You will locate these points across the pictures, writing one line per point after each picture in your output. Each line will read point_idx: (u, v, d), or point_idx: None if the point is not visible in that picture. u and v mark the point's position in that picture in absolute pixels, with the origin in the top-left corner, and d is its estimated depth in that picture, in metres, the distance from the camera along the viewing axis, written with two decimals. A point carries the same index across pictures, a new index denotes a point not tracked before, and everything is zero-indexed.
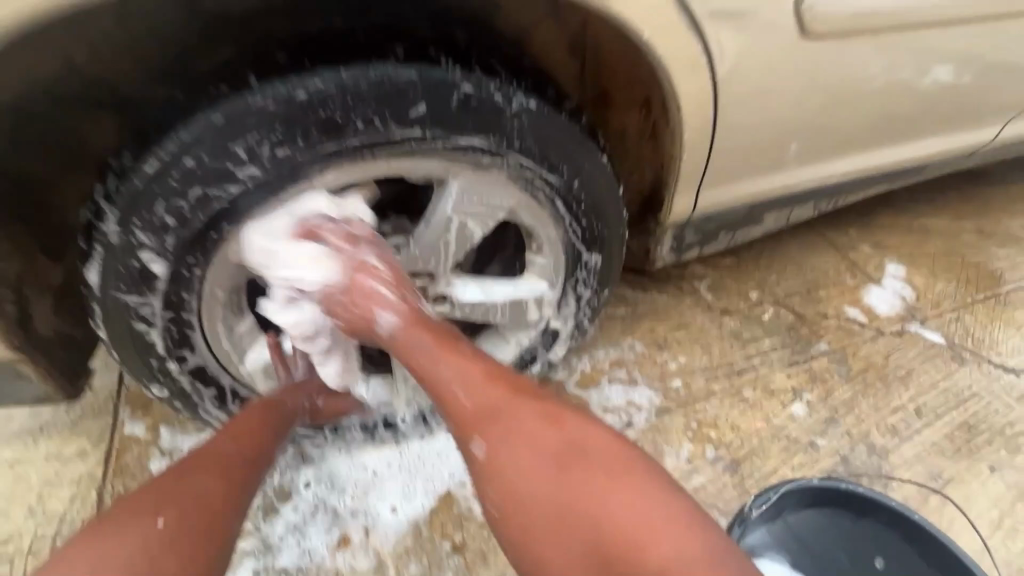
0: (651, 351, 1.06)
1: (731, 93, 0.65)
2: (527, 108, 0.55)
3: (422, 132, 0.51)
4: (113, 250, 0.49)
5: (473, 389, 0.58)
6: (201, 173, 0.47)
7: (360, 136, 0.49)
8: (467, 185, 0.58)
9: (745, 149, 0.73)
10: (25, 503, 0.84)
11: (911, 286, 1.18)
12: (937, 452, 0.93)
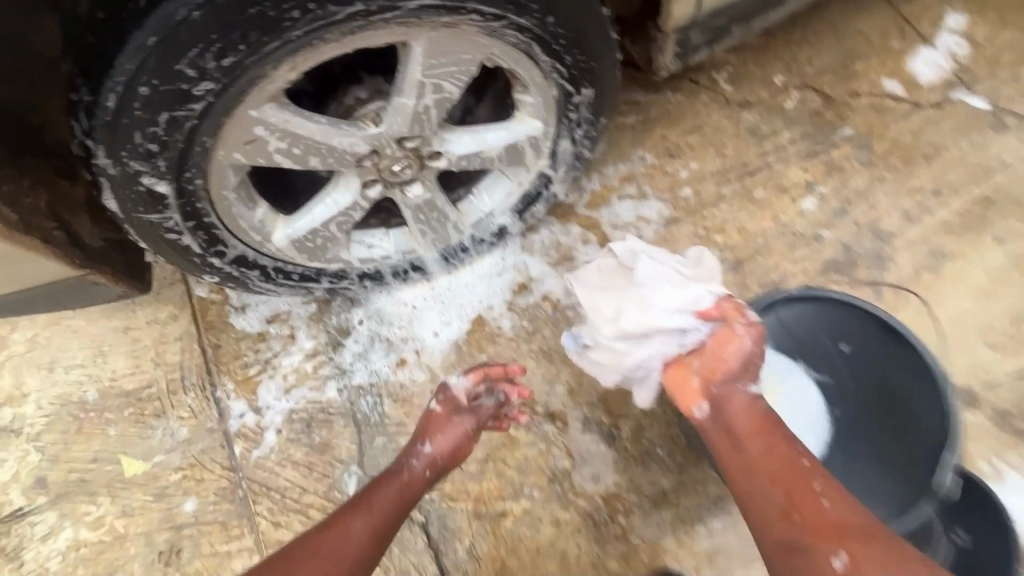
0: (662, 161, 1.04)
1: None
2: None
3: (365, 5, 0.46)
4: (119, 183, 0.52)
5: (768, 447, 0.68)
6: (160, 100, 0.46)
7: (301, 26, 0.45)
8: (432, 45, 0.54)
9: None
10: (149, 358, 1.05)
11: (969, 40, 1.06)
12: (945, 230, 0.95)
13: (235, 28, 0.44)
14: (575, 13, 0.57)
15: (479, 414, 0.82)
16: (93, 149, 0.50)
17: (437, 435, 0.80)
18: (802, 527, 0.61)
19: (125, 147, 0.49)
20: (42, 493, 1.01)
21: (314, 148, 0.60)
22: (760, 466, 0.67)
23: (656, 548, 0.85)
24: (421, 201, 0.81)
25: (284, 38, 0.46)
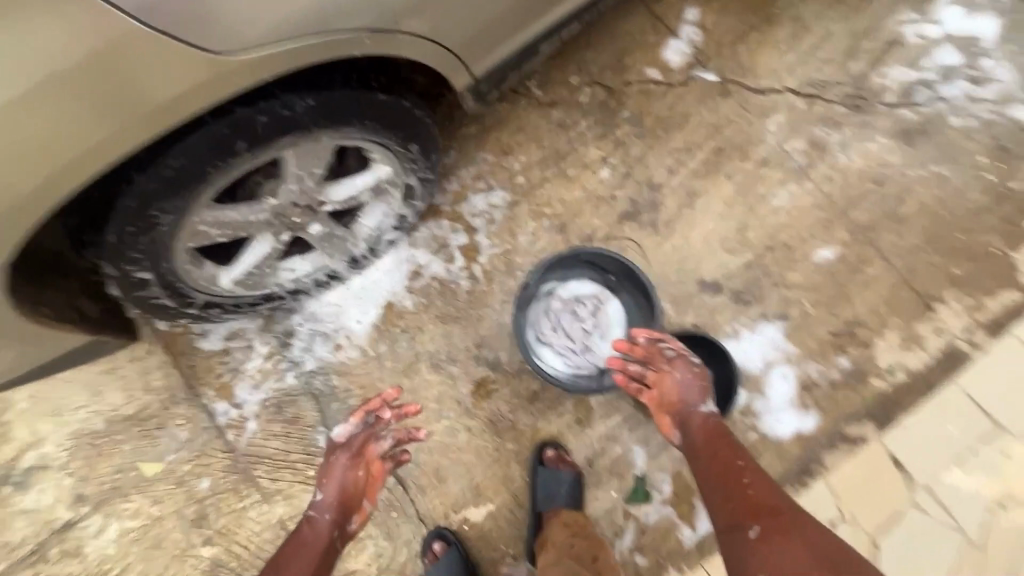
0: (499, 158, 1.39)
1: (454, 34, 0.86)
2: (308, 106, 0.78)
3: (251, 153, 0.77)
4: (121, 279, 0.84)
5: (715, 455, 0.95)
6: (141, 231, 0.77)
7: (216, 173, 0.77)
8: (298, 153, 0.86)
9: (486, 35, 0.94)
10: (139, 386, 1.34)
11: (701, 28, 1.44)
12: (694, 175, 1.37)
13: (179, 185, 0.75)
14: (385, 111, 0.89)
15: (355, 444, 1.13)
16: (101, 264, 0.81)
17: (326, 484, 1.09)
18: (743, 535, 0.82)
19: (123, 259, 0.80)
20: (86, 503, 1.32)
21: (236, 225, 0.91)
22: (709, 475, 0.94)
23: (536, 429, 1.27)
24: (323, 233, 1.13)
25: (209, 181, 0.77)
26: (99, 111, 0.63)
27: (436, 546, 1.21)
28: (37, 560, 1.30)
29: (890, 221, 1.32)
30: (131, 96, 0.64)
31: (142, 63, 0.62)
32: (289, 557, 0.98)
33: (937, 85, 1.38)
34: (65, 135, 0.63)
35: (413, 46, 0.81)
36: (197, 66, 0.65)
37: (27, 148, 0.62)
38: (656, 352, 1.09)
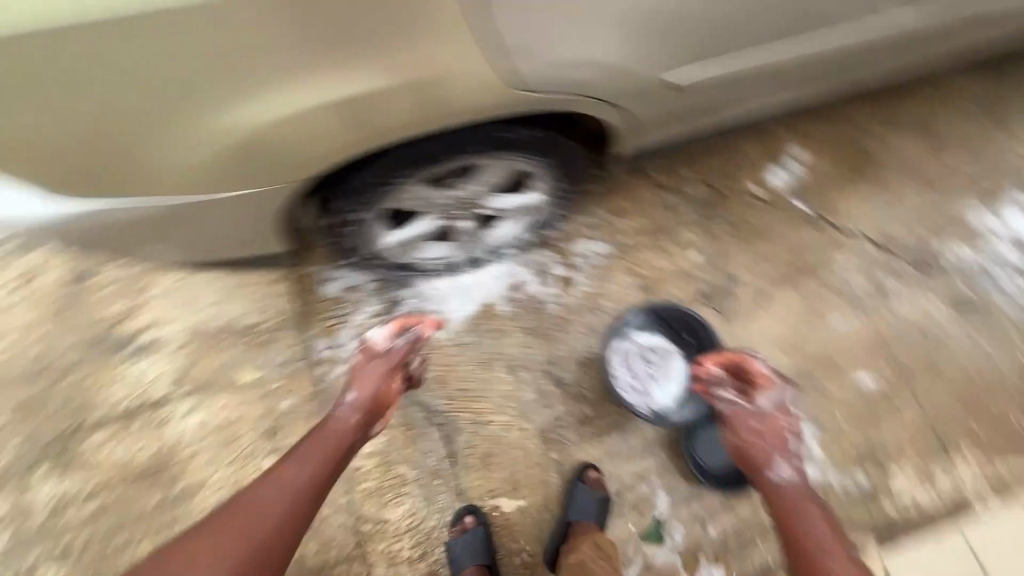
0: (610, 216, 1.64)
1: (639, 121, 1.13)
2: (526, 135, 1.05)
3: (475, 154, 1.04)
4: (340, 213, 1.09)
5: (793, 497, 1.04)
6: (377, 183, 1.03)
7: (447, 160, 1.03)
8: (497, 164, 1.12)
9: (655, 128, 1.21)
10: (260, 305, 1.57)
11: (804, 165, 1.70)
12: (768, 280, 1.59)
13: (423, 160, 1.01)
14: (566, 153, 1.16)
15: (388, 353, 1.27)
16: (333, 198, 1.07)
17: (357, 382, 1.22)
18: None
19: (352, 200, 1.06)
20: (182, 388, 1.51)
21: (426, 199, 1.17)
22: (787, 511, 1.03)
23: (579, 448, 1.44)
24: (467, 229, 1.38)
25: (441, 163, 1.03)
26: (423, 105, 0.88)
27: (467, 518, 1.37)
28: (126, 421, 1.49)
29: (927, 370, 1.50)
30: (371, 114, 0.87)
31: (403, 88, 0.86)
32: (315, 447, 1.11)
33: (990, 270, 1.60)
34: (396, 114, 0.88)
35: (616, 118, 1.08)
36: (498, 96, 0.90)
37: (374, 116, 0.88)
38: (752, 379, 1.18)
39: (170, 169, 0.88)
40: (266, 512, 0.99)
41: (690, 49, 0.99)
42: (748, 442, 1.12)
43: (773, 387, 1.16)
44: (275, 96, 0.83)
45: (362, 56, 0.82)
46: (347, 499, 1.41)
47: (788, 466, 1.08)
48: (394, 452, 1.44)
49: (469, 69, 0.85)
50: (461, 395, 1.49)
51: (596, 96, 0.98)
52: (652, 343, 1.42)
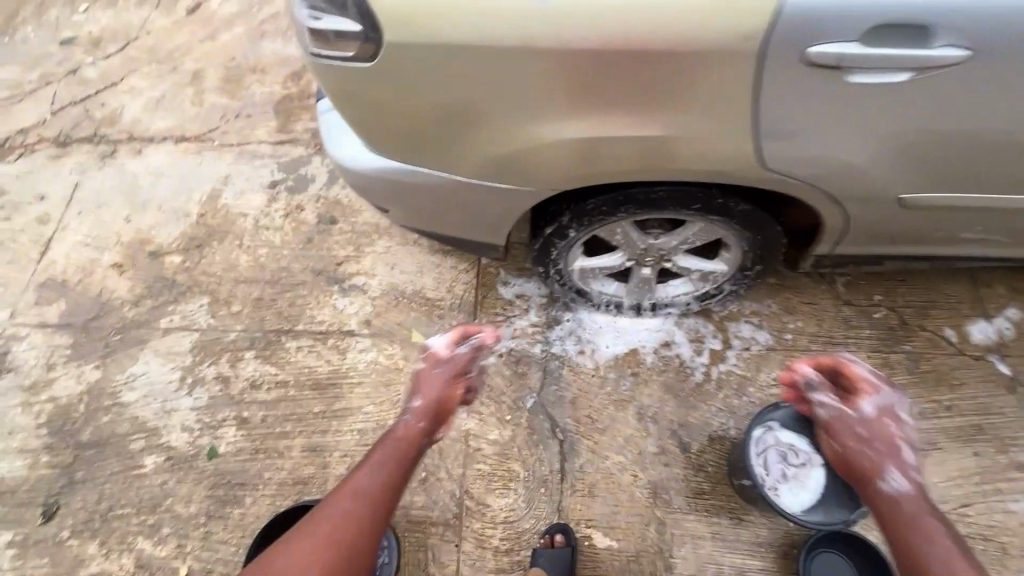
0: (781, 312, 1.67)
1: (854, 229, 1.18)
2: (744, 208, 1.17)
3: (694, 211, 1.19)
4: (561, 228, 1.30)
5: (904, 511, 0.95)
6: (604, 211, 1.22)
7: (670, 210, 1.19)
8: (706, 226, 1.26)
9: (865, 240, 1.25)
10: (447, 285, 1.85)
11: (1016, 329, 1.58)
12: (943, 431, 1.47)
13: (644, 205, 1.18)
14: (770, 234, 1.27)
15: (451, 362, 1.32)
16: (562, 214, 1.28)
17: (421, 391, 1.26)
18: None
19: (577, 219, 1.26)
20: (367, 328, 1.83)
21: (627, 239, 1.35)
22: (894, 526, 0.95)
23: (686, 515, 1.43)
24: (645, 278, 1.52)
25: (657, 211, 1.19)
26: (673, 159, 1.00)
27: (557, 536, 1.43)
28: (319, 338, 1.82)
29: None
30: (606, 158, 1.03)
31: (638, 143, 0.99)
32: (386, 450, 1.14)
33: None
34: (647, 159, 1.02)
35: (837, 219, 1.14)
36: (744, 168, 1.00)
37: (628, 156, 1.02)
38: (859, 389, 1.16)
39: (459, 156, 1.11)
40: (343, 516, 1.00)
41: (940, 174, 1.03)
42: (853, 451, 1.09)
43: (874, 390, 1.14)
44: (558, 123, 0.99)
45: (639, 108, 0.95)
46: (461, 471, 1.56)
47: (903, 476, 1.01)
48: (514, 447, 1.57)
49: (726, 139, 0.96)
50: (587, 422, 1.58)
51: (829, 194, 1.06)
52: (796, 446, 1.39)
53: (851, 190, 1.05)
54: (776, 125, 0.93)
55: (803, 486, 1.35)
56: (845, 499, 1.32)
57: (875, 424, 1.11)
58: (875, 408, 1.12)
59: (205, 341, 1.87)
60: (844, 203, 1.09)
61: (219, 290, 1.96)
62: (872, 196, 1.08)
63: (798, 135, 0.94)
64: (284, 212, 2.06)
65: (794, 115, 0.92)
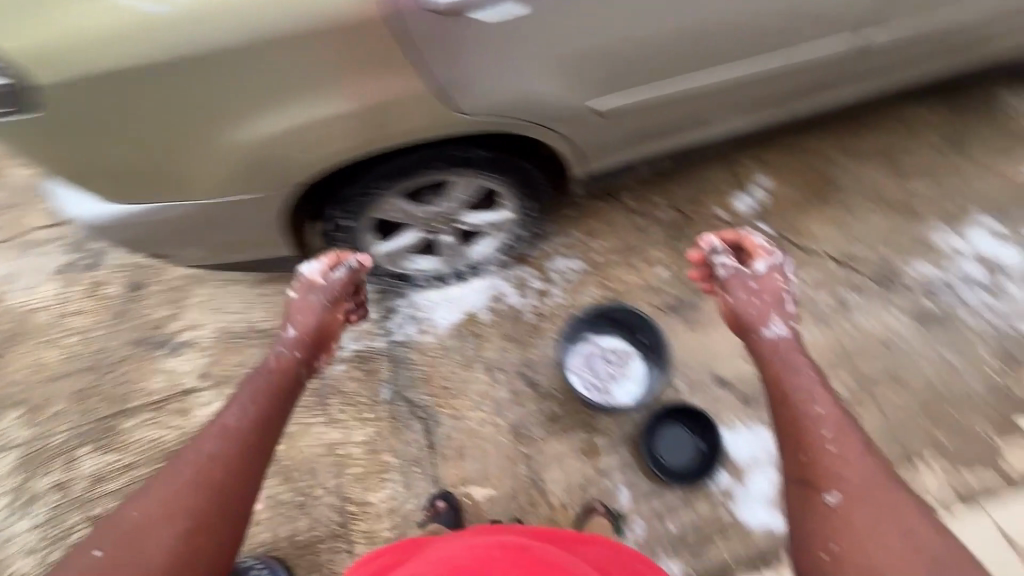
0: (585, 237, 1.82)
1: (581, 146, 1.34)
2: (483, 153, 1.27)
3: (441, 167, 1.27)
4: (335, 219, 1.34)
5: (790, 407, 1.21)
6: (361, 191, 1.28)
7: (420, 173, 1.27)
8: (465, 179, 1.35)
9: (600, 152, 1.41)
10: (278, 311, 1.82)
11: (768, 191, 1.85)
12: None
13: (393, 172, 1.25)
14: (524, 172, 1.38)
15: (322, 289, 1.30)
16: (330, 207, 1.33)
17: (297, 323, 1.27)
18: (816, 494, 1.08)
19: (343, 206, 1.31)
20: (207, 380, 1.76)
21: (406, 212, 1.41)
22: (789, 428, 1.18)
23: (547, 441, 1.55)
24: (449, 244, 1.61)
25: (409, 176, 1.27)
26: (372, 122, 1.07)
27: (439, 502, 1.48)
28: (159, 407, 1.73)
29: (889, 379, 1.55)
30: (340, 137, 1.09)
31: (360, 117, 1.06)
32: (253, 389, 1.15)
33: (958, 287, 1.65)
34: (350, 130, 1.08)
35: (557, 140, 1.28)
36: (439, 114, 1.09)
37: (331, 132, 1.07)
38: (742, 244, 1.48)
39: (178, 179, 1.11)
40: (208, 459, 1.01)
41: (612, 79, 1.18)
42: (744, 306, 1.39)
43: (769, 254, 1.44)
44: (250, 121, 1.03)
45: (315, 87, 1.01)
46: (337, 481, 1.57)
47: (782, 325, 1.35)
48: (381, 440, 1.61)
49: (405, 92, 1.04)
50: (443, 392, 1.65)
51: (532, 120, 1.19)
52: (609, 345, 1.56)
53: (552, 113, 1.19)
54: (440, 70, 1.02)
55: (623, 377, 1.53)
56: (660, 374, 1.50)
57: (766, 284, 1.41)
58: (765, 267, 1.41)
59: (31, 452, 1.71)
60: (556, 127, 1.24)
61: (32, 395, 1.78)
62: (570, 112, 1.21)
63: (467, 77, 1.05)
64: (85, 292, 1.90)
65: (453, 61, 1.02)
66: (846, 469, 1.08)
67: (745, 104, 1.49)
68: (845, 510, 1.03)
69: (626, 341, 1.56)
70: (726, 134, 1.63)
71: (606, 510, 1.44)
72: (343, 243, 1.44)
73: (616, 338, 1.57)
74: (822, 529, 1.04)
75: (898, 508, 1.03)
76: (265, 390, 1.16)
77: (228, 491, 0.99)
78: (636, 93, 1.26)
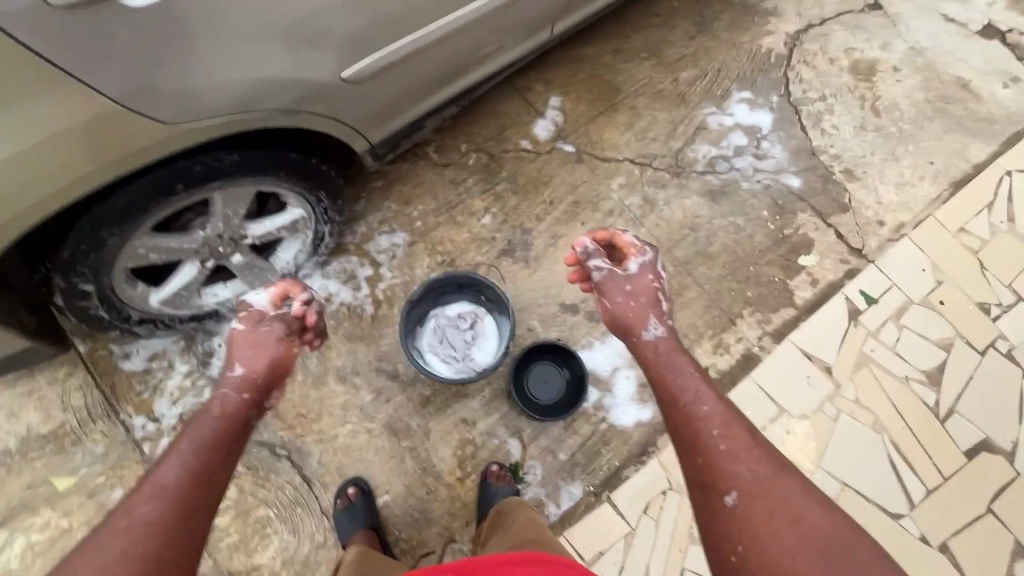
0: (401, 206, 1.69)
1: (348, 119, 1.17)
2: (232, 159, 1.04)
3: (184, 191, 1.02)
4: (69, 289, 1.04)
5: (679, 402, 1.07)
6: (85, 249, 0.99)
7: (158, 206, 1.01)
8: (224, 195, 1.11)
9: (375, 120, 1.26)
10: (57, 406, 1.45)
11: (562, 111, 1.86)
12: (557, 222, 1.73)
13: (120, 212, 0.97)
14: (296, 166, 1.18)
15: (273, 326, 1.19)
16: (54, 277, 1.02)
17: (241, 361, 1.13)
18: (714, 490, 0.96)
19: (71, 272, 1.01)
20: None
21: (167, 251, 1.15)
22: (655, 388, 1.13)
23: (427, 427, 1.50)
24: (244, 263, 1.36)
25: (146, 211, 1.00)
26: (44, 167, 0.81)
27: (350, 490, 1.42)
28: None
29: (701, 257, 1.73)
30: (45, 177, 0.82)
31: (65, 146, 0.81)
32: (195, 437, 0.99)
33: (733, 159, 1.86)
34: (17, 186, 0.81)
35: (322, 121, 1.11)
36: (139, 132, 0.86)
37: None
38: (612, 240, 1.30)
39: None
40: (146, 522, 0.85)
41: (354, 38, 1.03)
42: (621, 307, 1.23)
43: (639, 251, 1.27)
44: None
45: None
46: (212, 561, 1.38)
47: (659, 324, 1.20)
48: (248, 498, 1.42)
49: (72, 118, 0.79)
50: (301, 420, 1.49)
51: (277, 109, 1.00)
52: (454, 314, 1.51)
53: (295, 94, 1.00)
54: (107, 81, 0.79)
55: (478, 340, 1.50)
56: (509, 326, 1.49)
57: (643, 289, 1.24)
58: (638, 261, 1.26)
59: None
60: (307, 108, 1.05)
61: None
62: (321, 87, 1.04)
63: (153, 81, 0.83)
64: None
65: (123, 66, 0.80)
66: (737, 466, 0.96)
67: (511, 32, 1.43)
68: (741, 509, 0.92)
69: (472, 303, 1.52)
70: (506, 66, 1.57)
71: (501, 469, 1.46)
72: (98, 310, 1.15)
73: (461, 304, 1.52)
74: (735, 535, 0.90)
75: (791, 499, 0.92)
76: (210, 439, 1.00)
77: (166, 552, 0.84)
78: (392, 47, 1.11)
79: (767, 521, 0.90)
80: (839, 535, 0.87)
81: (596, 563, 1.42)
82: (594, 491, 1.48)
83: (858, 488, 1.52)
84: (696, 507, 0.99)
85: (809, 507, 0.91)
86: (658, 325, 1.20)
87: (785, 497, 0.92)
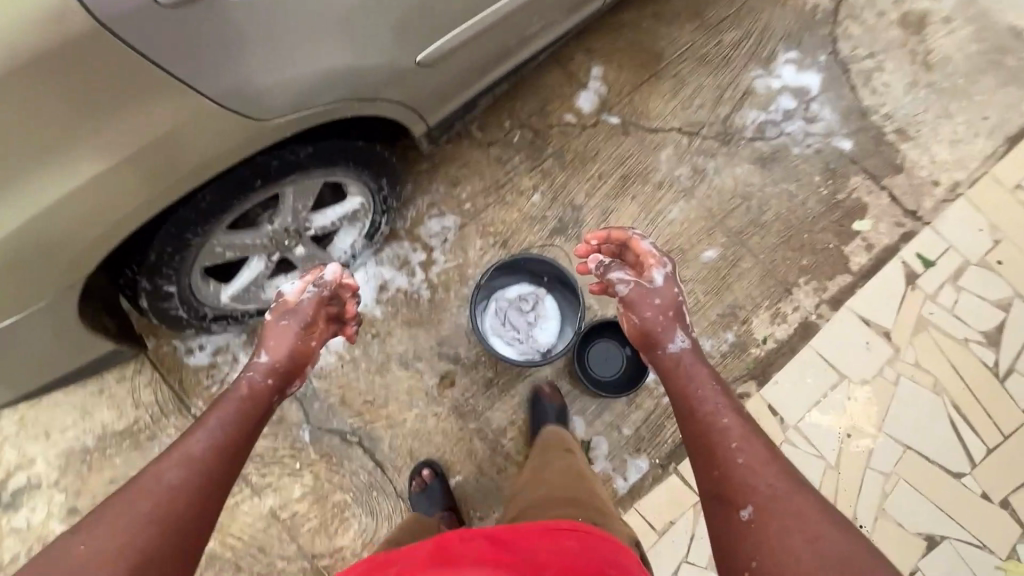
0: (449, 189, 1.67)
1: (414, 103, 1.13)
2: (307, 152, 1.02)
3: (261, 187, 1.00)
4: (151, 291, 1.04)
5: (697, 410, 1.02)
6: (169, 250, 0.98)
7: (236, 203, 0.99)
8: (296, 189, 1.09)
9: (437, 103, 1.22)
10: (129, 403, 1.47)
11: (605, 81, 1.80)
12: (607, 197, 1.71)
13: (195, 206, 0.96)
14: (363, 155, 1.16)
15: (307, 313, 1.08)
16: (138, 279, 1.02)
17: (270, 347, 1.04)
18: (731, 502, 0.89)
19: (154, 274, 1.01)
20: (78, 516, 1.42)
21: (239, 247, 1.14)
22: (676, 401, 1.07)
23: (493, 409, 1.52)
24: (306, 254, 1.36)
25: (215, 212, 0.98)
26: (124, 181, 0.81)
27: (425, 472, 1.44)
28: None
29: (755, 227, 1.71)
30: (159, 172, 0.84)
31: (178, 140, 0.82)
32: (225, 412, 0.91)
33: (782, 123, 1.81)
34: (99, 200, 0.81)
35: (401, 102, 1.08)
36: (211, 141, 0.85)
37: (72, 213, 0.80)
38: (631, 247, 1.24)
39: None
40: (171, 486, 0.77)
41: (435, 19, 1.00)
42: (650, 321, 1.14)
43: (659, 260, 1.20)
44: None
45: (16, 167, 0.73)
46: (296, 546, 1.42)
47: (684, 338, 1.13)
48: (324, 484, 1.46)
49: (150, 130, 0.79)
50: (368, 407, 1.50)
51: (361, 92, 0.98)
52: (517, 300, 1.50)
53: (368, 80, 0.97)
54: (189, 87, 0.78)
55: (540, 322, 1.50)
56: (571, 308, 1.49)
57: (667, 300, 1.17)
58: (662, 268, 1.19)
59: None
60: (378, 94, 1.01)
61: None
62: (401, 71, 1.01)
63: (242, 82, 0.82)
64: None
65: (218, 66, 0.79)
66: (754, 478, 0.90)
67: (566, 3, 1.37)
68: (756, 524, 0.85)
69: (534, 285, 1.52)
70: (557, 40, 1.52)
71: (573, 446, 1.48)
72: (175, 310, 1.15)
73: (524, 285, 1.51)
74: (751, 550, 0.83)
75: (808, 516, 0.84)
76: (237, 416, 0.92)
77: (190, 523, 0.76)
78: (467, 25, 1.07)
79: (784, 534, 0.82)
80: (861, 557, 0.79)
81: (666, 533, 1.46)
82: (661, 463, 1.50)
83: (920, 451, 1.53)
84: (710, 523, 0.92)
85: (830, 526, 0.82)
86: (682, 340, 1.13)
87: (801, 509, 0.85)
